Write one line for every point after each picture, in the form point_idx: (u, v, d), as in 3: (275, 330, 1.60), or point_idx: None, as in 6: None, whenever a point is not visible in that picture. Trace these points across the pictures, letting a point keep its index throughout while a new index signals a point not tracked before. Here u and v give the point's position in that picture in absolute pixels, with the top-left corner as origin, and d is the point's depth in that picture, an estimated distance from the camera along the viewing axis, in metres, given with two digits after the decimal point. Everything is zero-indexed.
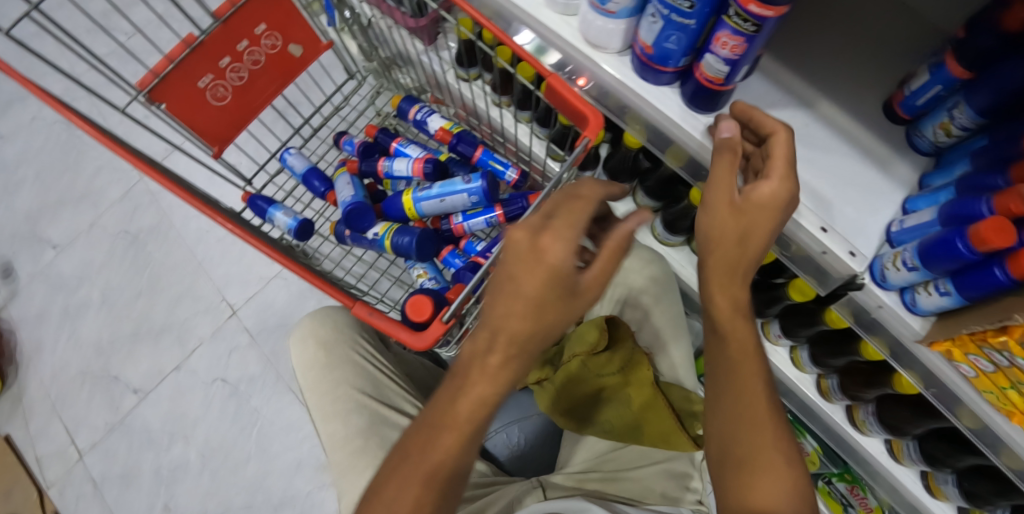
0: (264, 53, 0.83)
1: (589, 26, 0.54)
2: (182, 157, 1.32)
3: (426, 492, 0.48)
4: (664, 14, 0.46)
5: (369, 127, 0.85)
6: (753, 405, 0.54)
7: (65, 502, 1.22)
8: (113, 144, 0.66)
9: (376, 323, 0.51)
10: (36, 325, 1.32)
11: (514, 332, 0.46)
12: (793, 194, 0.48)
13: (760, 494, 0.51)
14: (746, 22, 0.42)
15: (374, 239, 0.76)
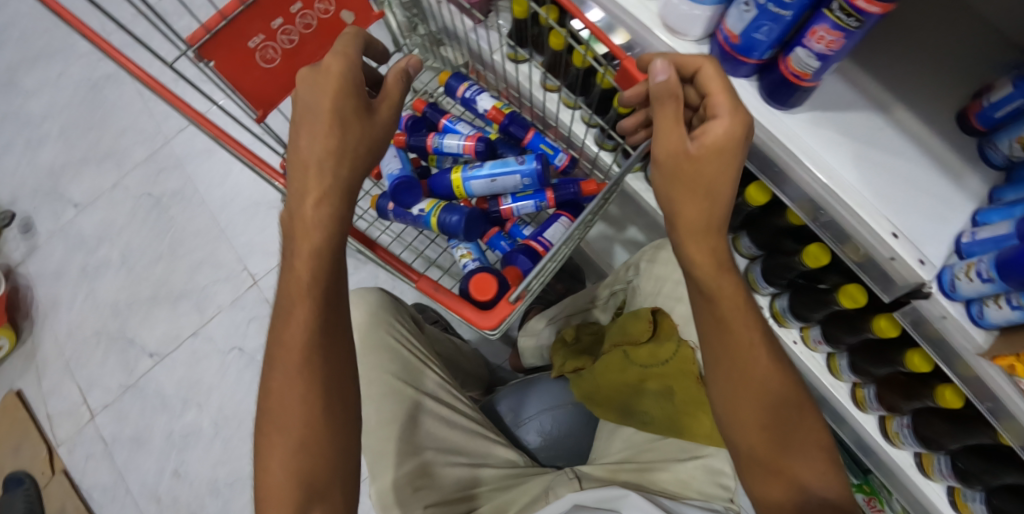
0: (316, 17, 0.81)
1: (671, 10, 0.53)
2: (218, 117, 1.31)
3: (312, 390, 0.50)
4: (760, 3, 0.45)
5: (418, 100, 0.84)
6: (768, 390, 0.53)
7: (73, 461, 1.22)
8: (167, 92, 0.66)
9: (442, 298, 0.49)
10: (53, 282, 1.32)
11: (323, 162, 0.52)
12: (747, 128, 0.48)
13: (791, 457, 0.52)
14: (850, 16, 0.41)
15: (419, 215, 0.75)
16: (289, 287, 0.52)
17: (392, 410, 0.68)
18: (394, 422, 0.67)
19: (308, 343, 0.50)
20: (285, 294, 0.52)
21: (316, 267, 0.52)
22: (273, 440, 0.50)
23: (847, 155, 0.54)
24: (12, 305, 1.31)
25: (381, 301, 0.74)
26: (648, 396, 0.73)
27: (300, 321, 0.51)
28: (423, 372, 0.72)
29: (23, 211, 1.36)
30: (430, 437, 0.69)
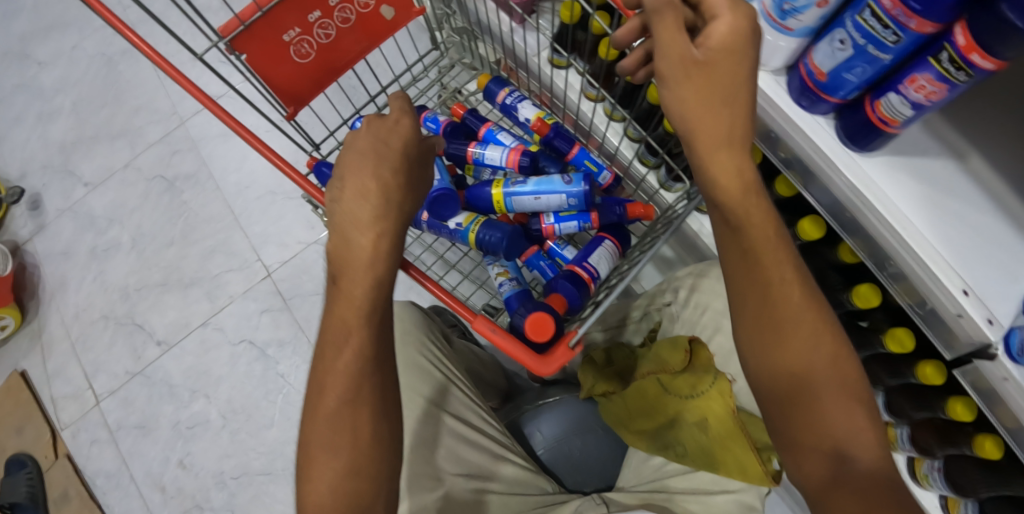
0: (356, 11, 0.77)
1: (754, 39, 0.51)
2: (233, 101, 1.26)
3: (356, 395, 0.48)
4: (858, 43, 0.43)
5: (457, 105, 0.83)
6: (809, 360, 0.48)
7: (77, 446, 1.20)
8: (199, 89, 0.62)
9: (498, 341, 0.48)
10: (61, 262, 1.29)
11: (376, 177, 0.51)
12: (752, 23, 0.44)
13: (829, 418, 0.47)
14: (959, 69, 0.39)
15: (456, 229, 0.74)
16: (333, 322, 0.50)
17: (423, 433, 0.68)
18: (425, 446, 0.68)
19: (360, 372, 0.48)
20: (334, 319, 0.50)
21: (367, 298, 0.50)
22: (315, 456, 0.47)
23: (919, 204, 0.51)
24: (17, 284, 1.28)
25: (416, 321, 0.76)
26: (683, 426, 0.71)
27: (349, 355, 0.48)
28: (455, 394, 0.73)
29: (32, 187, 1.34)
30: (454, 462, 0.68)
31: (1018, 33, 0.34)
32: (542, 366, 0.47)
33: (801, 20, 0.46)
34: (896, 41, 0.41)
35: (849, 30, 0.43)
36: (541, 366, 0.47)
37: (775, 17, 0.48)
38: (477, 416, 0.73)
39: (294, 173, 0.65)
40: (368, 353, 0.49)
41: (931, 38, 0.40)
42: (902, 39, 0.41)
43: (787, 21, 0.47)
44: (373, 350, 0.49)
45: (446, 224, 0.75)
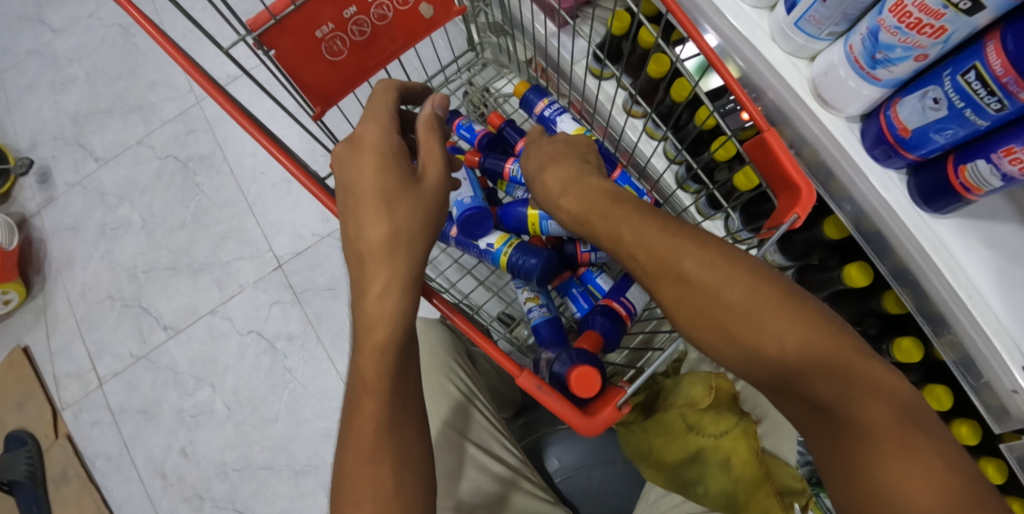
0: (393, 8, 0.73)
1: (833, 82, 0.46)
2: (249, 85, 1.21)
3: (381, 445, 0.50)
4: (954, 104, 0.39)
5: (494, 114, 0.81)
6: (773, 349, 0.43)
7: (78, 427, 1.18)
8: (218, 93, 0.58)
9: (545, 398, 0.51)
10: (68, 238, 1.26)
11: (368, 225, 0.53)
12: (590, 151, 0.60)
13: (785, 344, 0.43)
14: None
15: (487, 249, 0.73)
16: (361, 381, 0.52)
17: (447, 462, 0.69)
18: (448, 474, 0.69)
19: (377, 433, 0.50)
20: (361, 367, 0.52)
21: (380, 364, 0.51)
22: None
23: (988, 271, 0.48)
24: (24, 257, 1.26)
25: (443, 344, 0.78)
26: (702, 465, 0.68)
27: (369, 416, 0.51)
28: (476, 419, 0.74)
29: (41, 158, 1.30)
30: (474, 492, 0.69)
31: None
32: (583, 424, 0.51)
33: (892, 71, 0.41)
34: (999, 110, 0.37)
35: (947, 89, 0.39)
36: (581, 423, 0.51)
37: (864, 63, 0.43)
38: (499, 444, 0.74)
39: (319, 192, 0.60)
40: (390, 410, 0.51)
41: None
42: (1007, 109, 0.36)
43: (877, 70, 0.42)
44: (394, 406, 0.51)
45: (476, 244, 0.73)
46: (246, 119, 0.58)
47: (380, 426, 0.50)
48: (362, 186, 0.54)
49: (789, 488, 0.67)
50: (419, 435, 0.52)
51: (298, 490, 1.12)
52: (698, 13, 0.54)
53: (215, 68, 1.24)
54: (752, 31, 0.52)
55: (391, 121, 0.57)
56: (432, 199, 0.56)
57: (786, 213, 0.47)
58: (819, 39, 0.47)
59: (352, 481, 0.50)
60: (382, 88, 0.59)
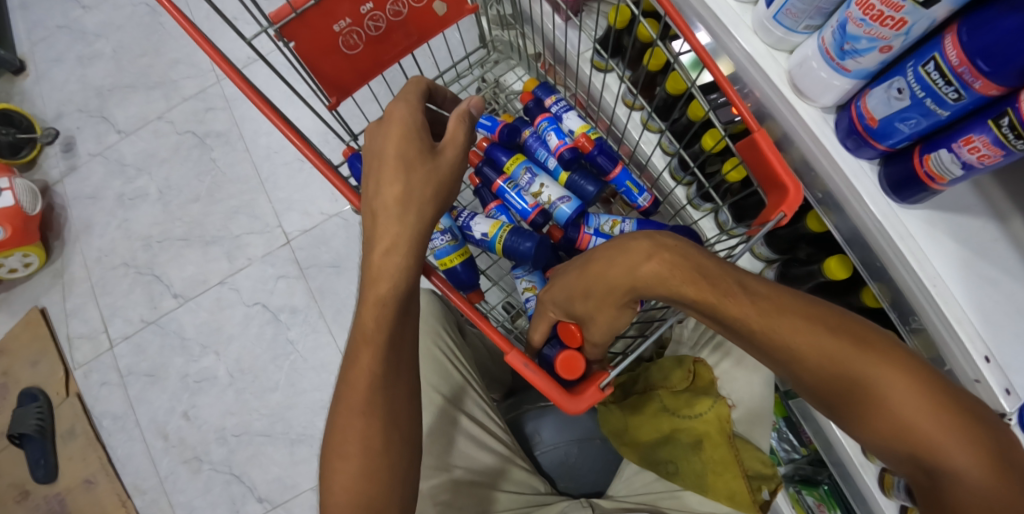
0: (407, 4, 0.76)
1: (807, 74, 0.49)
2: (264, 68, 1.24)
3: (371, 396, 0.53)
4: (916, 94, 0.41)
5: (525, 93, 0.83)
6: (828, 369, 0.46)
7: (88, 386, 1.23)
8: (232, 73, 0.61)
9: (530, 375, 0.53)
10: (88, 205, 1.31)
11: (391, 193, 0.55)
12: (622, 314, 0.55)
13: (835, 364, 0.46)
14: (1018, 138, 0.37)
15: (483, 238, 0.75)
16: (361, 332, 0.56)
17: (432, 424, 0.73)
18: (432, 434, 0.72)
19: (371, 384, 0.53)
20: (357, 331, 0.56)
21: (380, 315, 0.55)
22: (336, 466, 0.53)
23: (954, 264, 0.50)
24: (44, 222, 1.31)
25: (434, 312, 0.82)
26: (673, 445, 0.70)
27: (364, 367, 0.54)
28: (465, 388, 0.77)
29: (66, 129, 1.35)
30: (462, 456, 0.72)
31: None
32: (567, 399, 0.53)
33: (860, 61, 0.44)
34: (956, 98, 0.39)
35: (910, 79, 0.41)
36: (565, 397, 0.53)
37: (833, 55, 0.45)
38: (483, 411, 0.77)
39: (319, 164, 0.62)
40: (381, 366, 0.54)
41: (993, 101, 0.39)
42: (964, 98, 0.39)
43: (845, 61, 0.44)
44: (386, 364, 0.54)
45: (472, 233, 0.76)
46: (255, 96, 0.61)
47: (373, 379, 0.54)
48: (388, 152, 0.56)
49: (759, 473, 0.67)
50: (409, 396, 0.56)
51: (293, 458, 1.17)
52: (691, 11, 0.57)
53: (229, 50, 1.28)
54: (736, 24, 0.54)
55: (418, 102, 0.60)
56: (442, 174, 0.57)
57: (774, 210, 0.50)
58: (796, 31, 0.49)
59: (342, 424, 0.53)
60: (414, 83, 0.62)
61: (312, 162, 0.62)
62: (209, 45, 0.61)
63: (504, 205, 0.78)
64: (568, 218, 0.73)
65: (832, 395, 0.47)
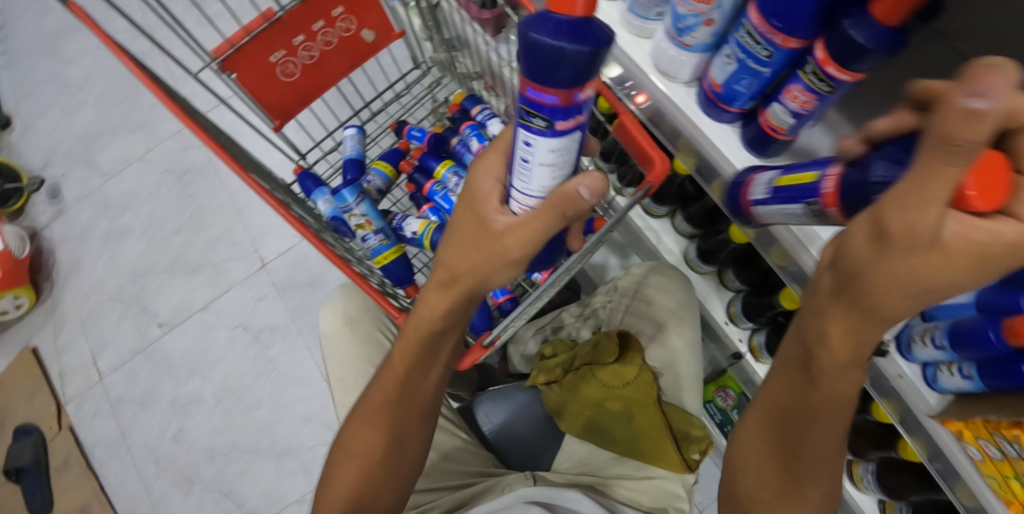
0: (337, 36, 0.87)
1: (661, 55, 0.58)
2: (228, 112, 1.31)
3: (379, 421, 0.63)
4: (739, 57, 0.50)
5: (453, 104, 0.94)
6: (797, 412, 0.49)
7: (81, 417, 1.28)
8: (158, 91, 0.65)
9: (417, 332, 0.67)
10: (77, 245, 1.39)
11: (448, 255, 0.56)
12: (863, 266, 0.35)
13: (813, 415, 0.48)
14: (822, 81, 0.45)
15: (414, 235, 0.86)
16: (391, 367, 0.63)
17: None
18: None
19: (384, 405, 0.63)
20: (389, 365, 0.63)
21: (408, 353, 0.61)
22: (346, 458, 0.65)
23: None
24: (35, 265, 1.38)
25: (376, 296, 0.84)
26: (606, 415, 0.76)
27: (382, 395, 0.63)
28: None
29: (53, 176, 1.44)
30: None
31: (866, 50, 0.41)
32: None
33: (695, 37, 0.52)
34: (769, 56, 0.48)
35: (733, 46, 0.50)
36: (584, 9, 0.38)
37: (675, 34, 0.54)
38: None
39: (258, 189, 0.70)
40: (394, 397, 0.63)
41: (801, 52, 0.47)
42: (773, 54, 0.47)
43: (685, 37, 0.53)
44: (397, 393, 0.63)
45: (405, 232, 0.87)
46: (187, 117, 0.66)
47: (387, 402, 0.63)
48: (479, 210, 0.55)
49: (689, 435, 0.73)
50: (417, 424, 0.64)
51: (279, 472, 1.21)
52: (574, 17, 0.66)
53: (193, 96, 1.35)
54: (607, 21, 0.62)
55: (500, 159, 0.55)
56: (516, 255, 0.51)
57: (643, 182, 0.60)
58: (650, 19, 0.58)
59: (354, 435, 0.65)
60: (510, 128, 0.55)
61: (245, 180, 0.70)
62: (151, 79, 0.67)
63: (435, 206, 0.88)
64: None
65: (778, 414, 0.51)
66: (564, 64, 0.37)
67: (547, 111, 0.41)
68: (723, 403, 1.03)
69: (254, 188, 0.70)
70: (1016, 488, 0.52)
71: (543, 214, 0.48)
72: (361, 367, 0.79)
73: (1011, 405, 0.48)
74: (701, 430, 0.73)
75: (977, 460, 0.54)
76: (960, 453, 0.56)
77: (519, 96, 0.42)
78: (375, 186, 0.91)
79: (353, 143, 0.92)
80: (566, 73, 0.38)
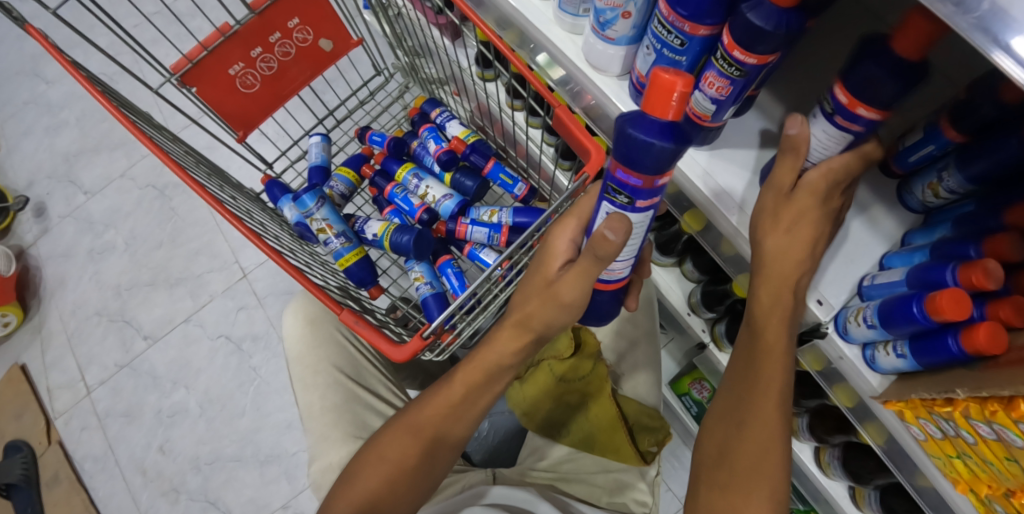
0: (295, 46, 0.87)
1: (591, 50, 0.59)
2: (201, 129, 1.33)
3: (416, 438, 0.65)
4: (656, 47, 0.50)
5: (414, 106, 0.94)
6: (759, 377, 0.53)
7: (69, 432, 1.30)
8: (102, 99, 0.64)
9: (361, 331, 0.62)
10: (62, 262, 1.41)
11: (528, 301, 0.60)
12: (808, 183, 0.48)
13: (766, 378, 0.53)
14: (731, 66, 0.46)
15: (374, 238, 0.86)
16: (448, 385, 0.67)
17: (335, 399, 0.83)
18: (335, 409, 0.82)
19: (440, 421, 0.66)
20: (446, 381, 0.67)
21: (471, 377, 0.65)
22: (370, 461, 0.66)
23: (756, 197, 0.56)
24: (21, 284, 1.40)
25: None
26: (563, 407, 0.81)
27: (434, 410, 0.66)
28: (367, 368, 0.88)
29: (37, 195, 1.46)
30: (368, 428, 0.82)
31: (769, 34, 0.42)
32: (668, 90, 0.40)
33: (616, 30, 0.54)
34: (682, 44, 0.48)
35: (652, 38, 0.50)
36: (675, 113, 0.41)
37: (598, 29, 0.56)
38: (385, 387, 0.88)
39: (195, 187, 0.66)
40: (448, 411, 0.66)
41: (713, 39, 0.48)
42: (686, 42, 0.48)
43: (608, 31, 0.55)
44: (451, 410, 0.66)
45: (366, 235, 0.87)
46: (133, 127, 0.65)
47: (437, 420, 0.66)
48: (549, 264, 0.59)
49: (645, 426, 0.79)
50: (453, 447, 0.67)
51: (263, 479, 1.22)
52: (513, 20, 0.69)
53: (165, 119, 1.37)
54: (542, 21, 0.64)
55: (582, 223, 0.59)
56: (568, 299, 0.56)
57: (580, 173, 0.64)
58: (579, 16, 0.60)
59: (390, 440, 0.66)
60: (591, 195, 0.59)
61: (182, 179, 0.66)
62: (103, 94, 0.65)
63: (396, 208, 0.89)
64: (451, 212, 0.85)
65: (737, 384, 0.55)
66: (652, 153, 0.42)
67: (630, 189, 0.46)
68: (699, 395, 1.01)
69: (202, 196, 0.66)
70: (960, 466, 0.52)
71: (585, 262, 0.52)
72: (320, 366, 0.85)
73: (938, 381, 0.48)
74: (655, 422, 0.79)
75: (924, 442, 0.54)
76: (906, 436, 0.56)
77: (608, 174, 0.47)
78: (338, 192, 0.91)
79: (318, 150, 0.92)
80: (651, 161, 0.42)
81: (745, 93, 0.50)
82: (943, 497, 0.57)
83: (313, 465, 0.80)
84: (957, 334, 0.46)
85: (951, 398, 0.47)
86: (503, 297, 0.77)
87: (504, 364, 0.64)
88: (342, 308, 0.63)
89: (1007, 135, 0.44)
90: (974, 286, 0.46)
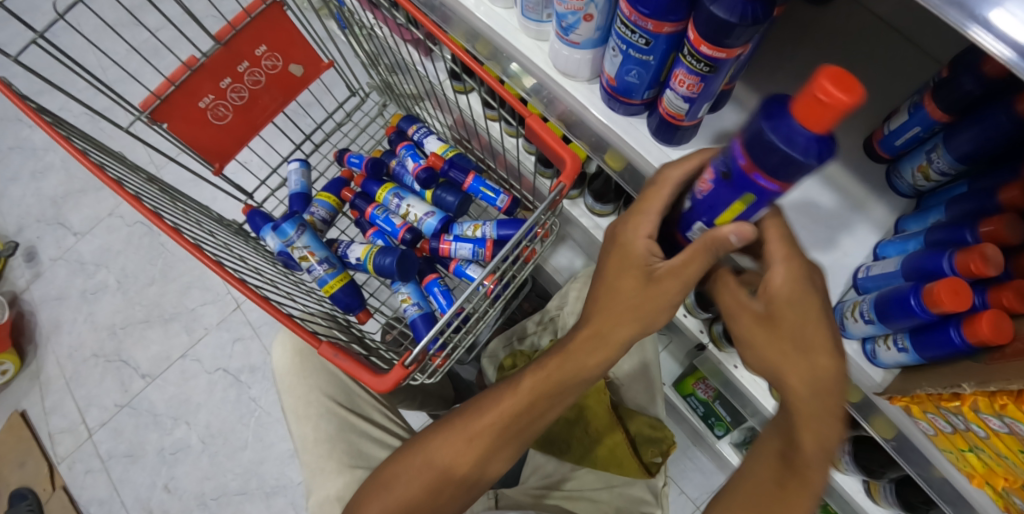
0: (264, 73, 0.85)
1: (558, 55, 0.57)
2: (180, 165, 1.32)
3: (468, 446, 0.62)
4: (622, 48, 0.49)
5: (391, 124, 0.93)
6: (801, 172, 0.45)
7: (73, 476, 1.28)
8: (64, 144, 0.62)
9: (341, 363, 0.60)
10: (55, 306, 1.40)
11: None
12: None
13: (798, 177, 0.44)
14: (700, 62, 0.44)
15: (358, 263, 0.84)
16: (516, 385, 0.61)
17: (328, 428, 0.82)
18: (329, 440, 0.81)
19: (498, 430, 0.61)
20: (511, 378, 0.63)
21: (540, 381, 0.59)
22: (413, 461, 0.65)
23: None
24: (16, 330, 1.38)
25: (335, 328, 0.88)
26: (561, 422, 0.81)
27: (488, 422, 0.61)
28: (359, 395, 0.87)
29: (26, 241, 1.45)
30: (366, 458, 0.81)
31: (734, 26, 0.40)
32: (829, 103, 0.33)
33: (580, 34, 0.52)
34: (648, 43, 0.46)
35: (616, 40, 0.49)
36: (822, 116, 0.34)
37: (563, 34, 0.54)
38: (382, 414, 0.87)
39: (157, 221, 0.63)
40: (506, 420, 0.61)
41: (679, 35, 0.45)
42: (651, 42, 0.46)
43: (571, 36, 0.53)
44: (506, 423, 0.61)
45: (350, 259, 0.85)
46: (99, 173, 0.62)
47: (494, 426, 0.61)
48: None
49: (648, 437, 0.79)
50: (507, 457, 0.63)
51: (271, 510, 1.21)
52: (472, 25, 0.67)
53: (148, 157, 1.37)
54: (507, 29, 0.63)
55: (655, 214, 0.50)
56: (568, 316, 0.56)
57: (555, 182, 0.62)
58: (543, 21, 0.59)
59: (442, 445, 0.63)
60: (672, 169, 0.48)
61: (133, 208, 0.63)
62: (66, 139, 0.63)
63: (378, 230, 0.88)
64: (434, 230, 0.84)
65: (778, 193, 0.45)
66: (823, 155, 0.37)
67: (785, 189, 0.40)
68: (704, 396, 1.00)
69: (173, 237, 0.63)
70: (974, 460, 0.49)
71: None
72: (311, 396, 0.84)
73: (942, 376, 0.46)
74: (661, 432, 0.78)
75: (934, 435, 0.52)
76: (909, 430, 0.54)
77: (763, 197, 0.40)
78: (319, 217, 0.89)
79: (297, 177, 0.91)
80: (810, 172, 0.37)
81: (718, 88, 0.48)
82: (956, 490, 0.54)
83: (311, 499, 0.79)
84: (959, 325, 0.44)
85: (958, 393, 0.44)
86: (493, 314, 0.76)
87: (584, 374, 0.57)
88: (320, 342, 0.61)
89: (994, 106, 0.42)
90: (972, 273, 0.43)
